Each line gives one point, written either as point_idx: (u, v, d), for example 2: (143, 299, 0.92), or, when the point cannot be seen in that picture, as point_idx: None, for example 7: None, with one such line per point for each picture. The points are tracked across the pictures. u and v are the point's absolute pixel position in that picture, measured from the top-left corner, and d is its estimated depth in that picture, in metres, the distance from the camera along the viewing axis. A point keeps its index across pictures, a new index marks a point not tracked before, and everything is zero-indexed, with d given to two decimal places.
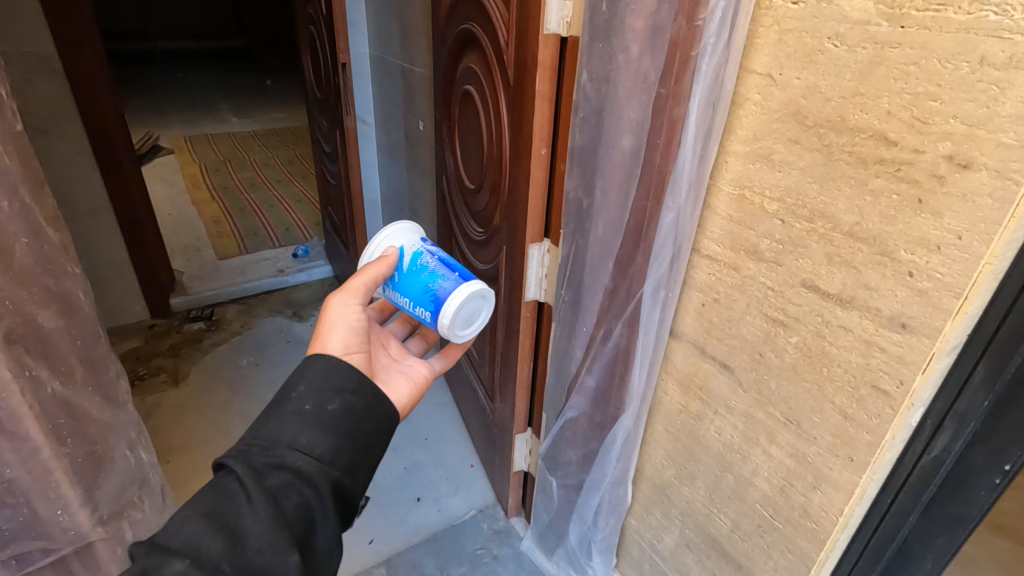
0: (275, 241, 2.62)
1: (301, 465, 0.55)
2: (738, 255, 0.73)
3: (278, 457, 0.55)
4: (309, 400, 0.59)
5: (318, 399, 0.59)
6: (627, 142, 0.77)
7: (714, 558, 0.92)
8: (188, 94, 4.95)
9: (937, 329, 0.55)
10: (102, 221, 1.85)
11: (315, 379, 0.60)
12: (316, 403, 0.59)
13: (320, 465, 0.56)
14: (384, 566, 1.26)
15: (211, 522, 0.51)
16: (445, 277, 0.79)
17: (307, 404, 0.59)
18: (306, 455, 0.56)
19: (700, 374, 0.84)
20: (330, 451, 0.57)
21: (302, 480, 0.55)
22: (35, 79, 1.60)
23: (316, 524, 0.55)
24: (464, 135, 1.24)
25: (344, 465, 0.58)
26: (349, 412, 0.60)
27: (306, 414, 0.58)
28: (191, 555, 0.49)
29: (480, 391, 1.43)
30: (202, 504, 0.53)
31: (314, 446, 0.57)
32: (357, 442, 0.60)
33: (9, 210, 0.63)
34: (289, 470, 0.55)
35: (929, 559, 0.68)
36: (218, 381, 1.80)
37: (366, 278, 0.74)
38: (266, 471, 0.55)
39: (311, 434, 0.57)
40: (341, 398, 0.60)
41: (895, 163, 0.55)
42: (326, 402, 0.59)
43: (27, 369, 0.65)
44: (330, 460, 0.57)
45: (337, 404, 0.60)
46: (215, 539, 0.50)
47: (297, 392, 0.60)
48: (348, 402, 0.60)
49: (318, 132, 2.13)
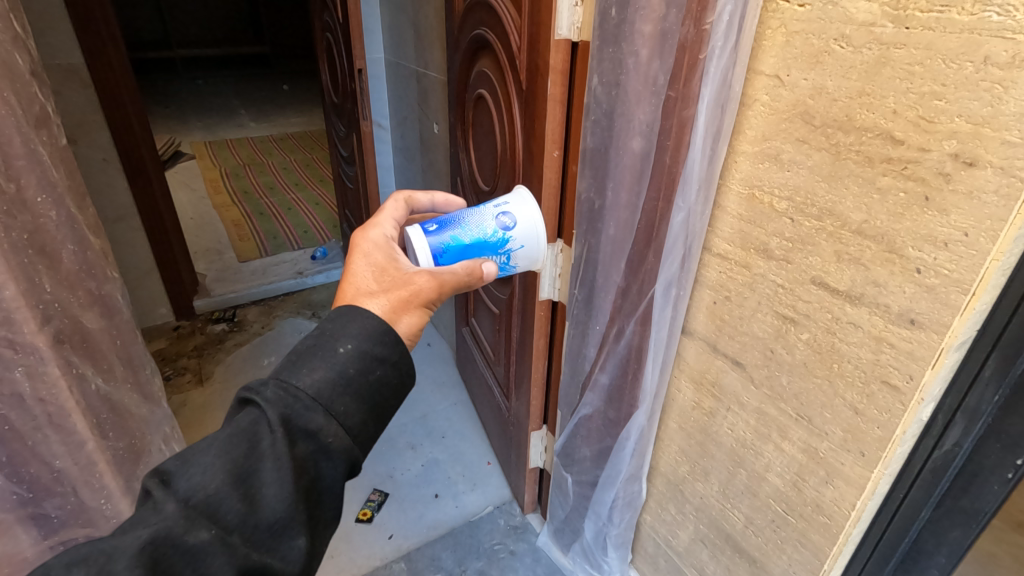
0: (294, 244, 2.68)
1: (333, 440, 0.52)
2: (749, 254, 0.74)
3: (313, 424, 0.51)
4: (354, 363, 0.54)
5: (363, 365, 0.54)
6: (638, 144, 0.79)
7: (728, 553, 0.93)
8: (207, 100, 5.05)
9: (945, 324, 0.56)
10: (131, 225, 1.91)
11: (363, 340, 0.55)
12: (360, 369, 0.54)
13: (347, 440, 0.53)
14: (403, 560, 1.29)
15: (238, 487, 0.48)
16: None
17: (349, 367, 0.54)
18: (340, 428, 0.52)
19: (712, 371, 0.86)
20: (359, 423, 0.54)
21: (323, 456, 0.52)
22: (67, 90, 1.66)
23: (323, 498, 0.53)
24: (478, 137, 1.26)
25: (364, 442, 0.55)
26: (384, 385, 0.56)
27: (348, 381, 0.53)
28: (216, 524, 0.46)
29: (496, 389, 1.45)
30: (231, 457, 0.49)
31: (347, 418, 0.53)
32: (380, 419, 0.56)
33: (56, 220, 0.67)
34: (315, 441, 0.52)
35: (942, 554, 0.68)
36: (241, 381, 1.84)
37: (457, 279, 0.68)
38: (296, 436, 0.51)
39: (348, 403, 0.53)
40: (381, 369, 0.56)
41: (902, 162, 0.55)
42: (370, 371, 0.55)
43: (75, 366, 0.69)
44: (356, 434, 0.54)
45: (377, 375, 0.55)
46: (236, 506, 0.48)
47: (345, 349, 0.54)
48: (386, 375, 0.56)
49: (336, 136, 2.17)
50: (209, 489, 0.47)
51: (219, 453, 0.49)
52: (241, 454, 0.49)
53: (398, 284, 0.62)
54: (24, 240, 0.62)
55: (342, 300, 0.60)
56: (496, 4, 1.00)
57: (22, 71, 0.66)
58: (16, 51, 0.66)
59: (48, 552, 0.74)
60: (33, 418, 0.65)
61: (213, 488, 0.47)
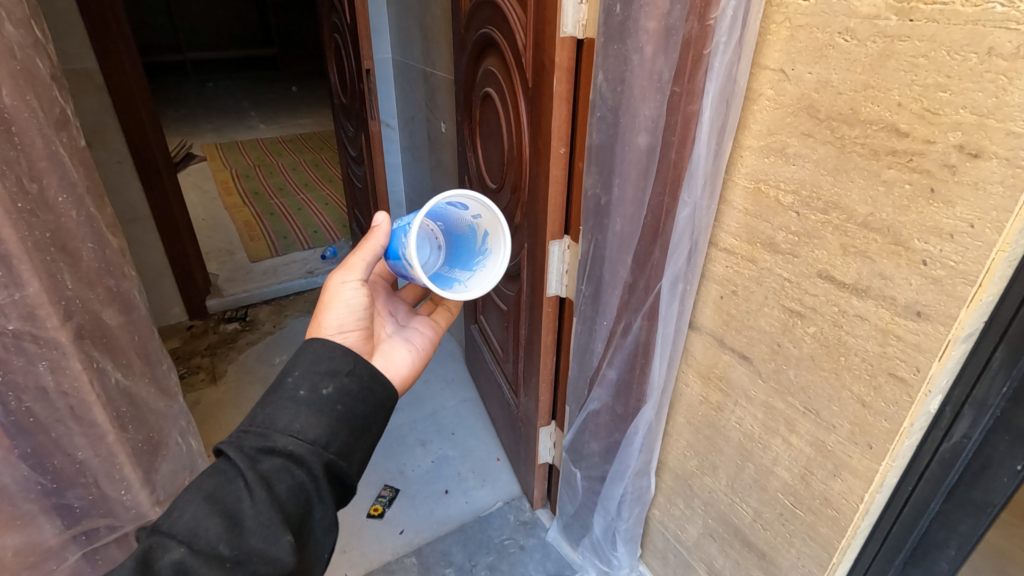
0: (304, 243, 2.71)
1: (293, 449, 0.54)
2: (756, 248, 0.74)
3: (270, 442, 0.54)
4: (303, 385, 0.58)
5: (311, 383, 0.58)
6: (643, 140, 0.79)
7: (737, 547, 0.94)
8: (217, 102, 5.09)
9: (951, 316, 0.56)
10: (145, 227, 1.94)
11: (308, 363, 0.59)
12: (311, 386, 0.58)
13: (314, 449, 0.55)
14: (414, 556, 1.30)
15: (214, 507, 0.51)
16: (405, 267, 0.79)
17: (301, 389, 0.57)
18: (298, 440, 0.55)
19: (719, 366, 0.86)
20: (325, 434, 0.56)
21: (295, 464, 0.54)
22: (83, 94, 1.69)
23: (313, 507, 0.55)
24: (485, 135, 1.27)
25: (339, 449, 0.57)
26: (344, 395, 0.59)
27: (301, 401, 0.57)
28: (189, 542, 0.48)
29: (505, 386, 1.46)
30: (201, 488, 0.52)
31: (308, 431, 0.56)
32: (352, 425, 0.59)
33: (77, 218, 0.69)
34: (279, 454, 0.54)
35: (953, 547, 0.68)
36: (253, 379, 1.87)
37: (367, 255, 0.72)
38: (258, 456, 0.54)
39: (305, 419, 0.56)
40: (335, 381, 0.59)
41: (907, 154, 0.55)
42: (319, 387, 0.58)
43: (95, 361, 0.71)
44: (324, 443, 0.56)
45: (331, 389, 0.59)
46: (214, 523, 0.50)
47: (291, 377, 0.59)
48: (342, 386, 0.59)
49: (344, 135, 2.18)
50: (185, 518, 0.50)
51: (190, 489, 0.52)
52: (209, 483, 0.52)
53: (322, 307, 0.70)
54: (47, 239, 0.64)
55: None
56: (502, 3, 1.01)
57: (43, 75, 0.68)
58: (36, 56, 0.67)
59: (71, 542, 0.76)
60: (56, 411, 0.67)
61: (188, 517, 0.50)
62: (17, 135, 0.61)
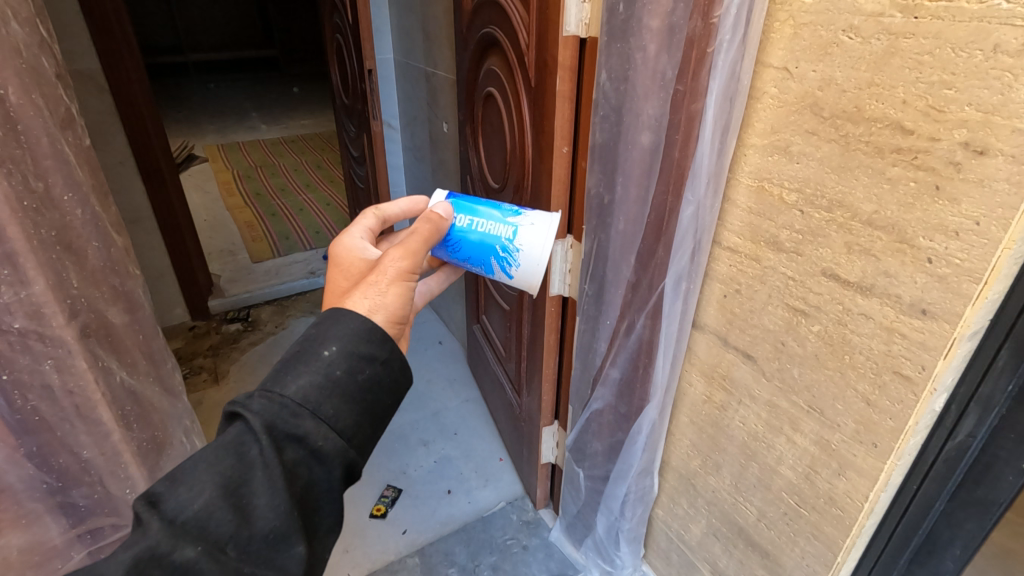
0: (306, 243, 2.71)
1: (323, 442, 0.52)
2: (759, 247, 0.74)
3: (301, 429, 0.51)
4: (340, 365, 0.54)
5: (348, 366, 0.55)
6: (646, 138, 0.79)
7: (741, 546, 0.93)
8: (218, 103, 5.10)
9: (957, 314, 0.56)
10: (148, 227, 1.94)
11: (347, 340, 0.55)
12: (349, 370, 0.54)
13: (341, 442, 0.53)
14: (417, 556, 1.30)
15: (228, 498, 0.49)
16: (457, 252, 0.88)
17: (337, 369, 0.54)
18: (329, 431, 0.52)
19: (723, 365, 0.86)
20: (352, 427, 0.54)
21: (316, 460, 0.52)
22: (87, 94, 1.69)
23: (321, 505, 0.54)
24: (487, 135, 1.27)
25: (360, 444, 0.55)
26: (375, 385, 0.56)
27: (334, 382, 0.53)
28: (201, 540, 0.47)
29: (508, 386, 1.46)
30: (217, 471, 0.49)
31: (337, 420, 0.53)
32: (376, 419, 0.57)
33: (83, 217, 0.69)
34: (306, 445, 0.52)
35: (958, 546, 0.68)
36: (255, 380, 1.87)
37: (423, 243, 0.68)
38: (283, 442, 0.51)
39: (338, 405, 0.53)
40: (372, 368, 0.56)
41: (912, 151, 0.55)
42: (356, 371, 0.55)
43: (101, 360, 0.71)
44: (350, 437, 0.54)
45: (366, 375, 0.55)
46: (228, 518, 0.48)
47: (329, 350, 0.55)
48: (376, 375, 0.56)
49: (346, 136, 2.19)
50: (195, 506, 0.48)
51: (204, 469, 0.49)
52: (231, 466, 0.50)
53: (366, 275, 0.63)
54: (52, 237, 0.64)
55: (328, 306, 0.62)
56: (505, 3, 1.01)
57: (48, 74, 0.68)
58: (42, 55, 0.68)
59: (76, 541, 0.76)
60: (61, 409, 0.67)
61: (200, 504, 0.48)
62: (23, 134, 0.61)
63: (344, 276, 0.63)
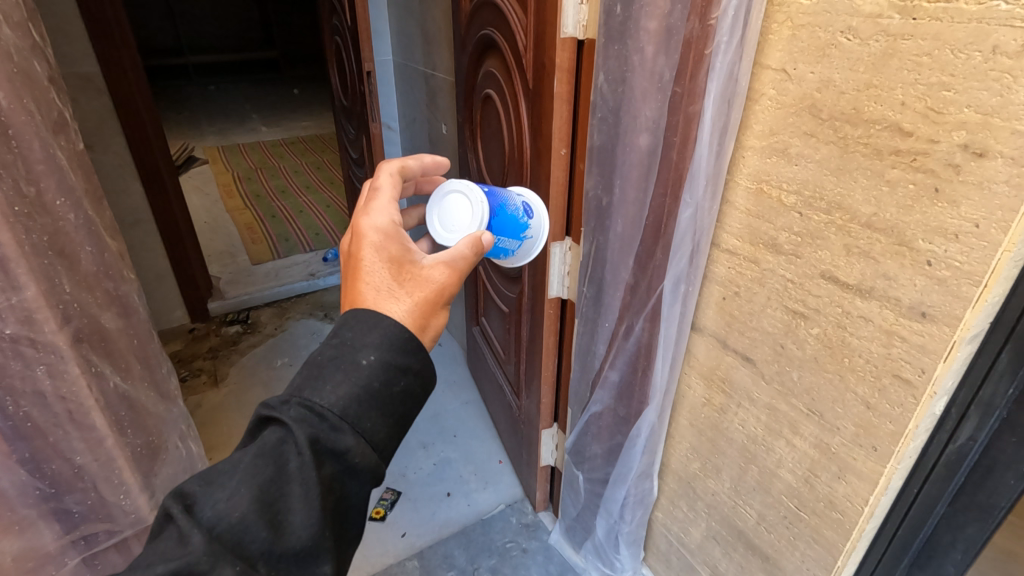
0: (305, 245, 2.71)
1: (360, 456, 0.51)
2: (758, 249, 0.74)
3: (340, 444, 0.51)
4: (378, 376, 0.54)
5: (387, 378, 0.54)
6: (645, 140, 0.79)
7: (741, 550, 0.93)
8: (218, 105, 5.11)
9: (957, 317, 0.55)
10: (147, 230, 1.94)
11: (387, 352, 0.55)
12: (386, 382, 0.54)
13: (375, 456, 0.53)
14: (416, 559, 1.29)
15: (265, 514, 0.48)
16: None
17: (375, 381, 0.53)
18: (366, 445, 0.52)
19: (722, 367, 0.85)
20: (385, 439, 0.54)
21: (350, 474, 0.52)
22: (85, 97, 1.69)
23: (349, 514, 0.54)
24: (486, 137, 1.27)
25: (389, 456, 0.55)
26: (408, 398, 0.56)
27: (372, 395, 0.53)
28: (239, 555, 0.47)
29: (507, 389, 1.46)
30: (256, 483, 0.49)
31: (373, 433, 0.53)
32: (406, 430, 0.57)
33: (75, 222, 0.69)
34: (344, 459, 0.51)
35: (959, 550, 0.68)
36: (255, 382, 1.87)
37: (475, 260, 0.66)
38: (323, 457, 0.51)
39: (373, 417, 0.53)
40: (405, 379, 0.55)
41: (911, 153, 0.55)
42: (393, 383, 0.54)
43: (94, 365, 0.71)
44: (382, 450, 0.54)
45: (401, 386, 0.55)
46: (263, 533, 0.48)
47: (368, 361, 0.54)
48: (410, 387, 0.56)
49: (345, 137, 2.19)
50: (233, 518, 0.47)
51: (243, 480, 0.49)
52: (269, 479, 0.49)
53: (418, 282, 0.59)
54: (44, 242, 0.64)
55: (362, 301, 0.57)
56: (503, 4, 1.01)
57: (40, 78, 0.68)
58: (34, 59, 0.67)
59: (70, 547, 0.76)
60: (54, 415, 0.67)
61: (237, 516, 0.47)
62: (14, 138, 0.61)
63: (396, 275, 0.59)
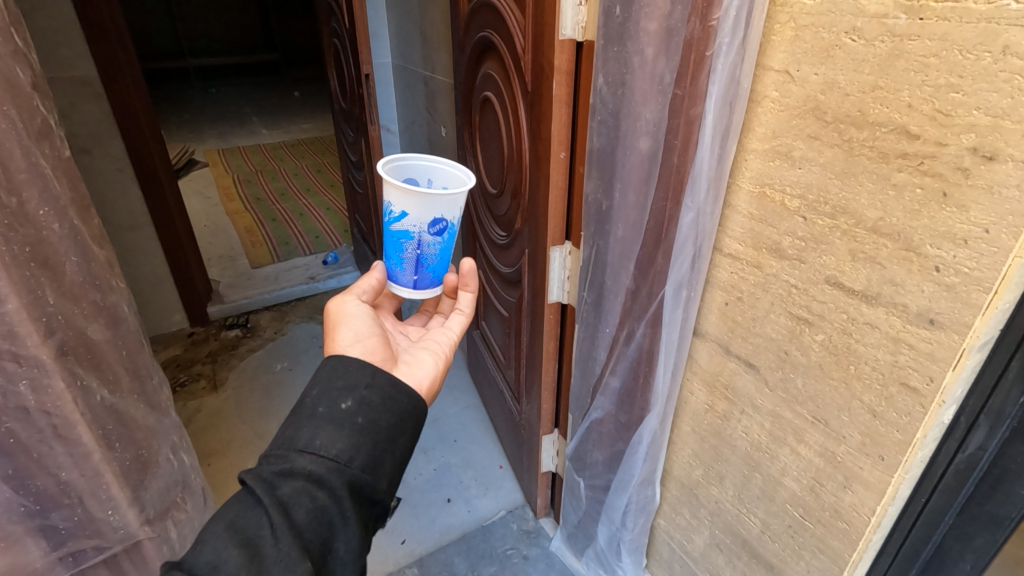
0: (305, 248, 2.70)
1: (313, 469, 0.54)
2: (761, 254, 0.73)
3: (289, 464, 0.54)
4: (322, 402, 0.58)
5: (330, 400, 0.58)
6: (645, 144, 0.78)
7: (744, 559, 0.91)
8: (219, 108, 5.10)
9: (966, 324, 0.54)
10: (145, 234, 1.93)
11: (326, 381, 0.60)
12: (330, 404, 0.58)
13: (336, 466, 0.55)
14: (416, 566, 1.28)
15: (232, 535, 0.50)
16: (402, 270, 0.80)
17: (320, 406, 0.58)
18: (319, 458, 0.54)
19: (725, 373, 0.84)
20: (346, 449, 0.56)
21: (316, 486, 0.53)
22: (81, 102, 1.69)
23: (335, 529, 0.53)
24: (485, 140, 1.25)
25: (362, 464, 0.56)
26: (364, 408, 0.58)
27: (320, 417, 0.57)
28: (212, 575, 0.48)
29: (508, 394, 1.44)
30: (222, 514, 0.52)
31: (328, 447, 0.55)
32: (376, 437, 0.58)
33: (59, 231, 0.68)
34: (299, 476, 0.53)
35: (969, 561, 0.66)
36: (253, 387, 1.86)
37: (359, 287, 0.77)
38: (278, 480, 0.53)
39: (325, 434, 0.56)
40: (355, 394, 0.59)
41: (918, 157, 0.54)
42: (339, 402, 0.58)
43: (80, 378, 0.69)
44: (346, 459, 0.55)
45: (350, 402, 0.58)
46: (234, 552, 0.49)
47: (311, 396, 0.59)
48: (362, 399, 0.59)
49: (344, 140, 2.17)
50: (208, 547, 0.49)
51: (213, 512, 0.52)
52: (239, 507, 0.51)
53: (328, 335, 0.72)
54: (26, 253, 0.63)
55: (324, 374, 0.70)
56: (501, 6, 1.00)
57: (24, 86, 0.67)
58: (18, 65, 0.66)
59: (58, 563, 0.75)
60: (39, 431, 0.66)
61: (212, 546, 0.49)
62: None
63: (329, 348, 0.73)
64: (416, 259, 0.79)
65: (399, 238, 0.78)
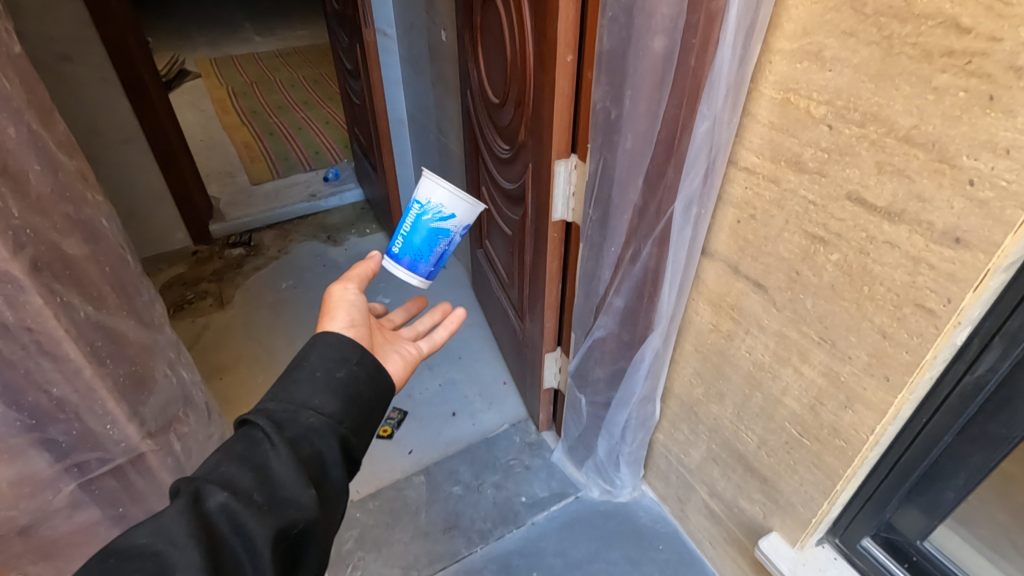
0: (305, 164, 2.63)
1: (313, 421, 0.54)
2: (779, 167, 0.68)
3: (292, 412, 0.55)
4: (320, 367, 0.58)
5: (328, 366, 0.58)
6: (659, 43, 0.68)
7: (739, 472, 0.94)
8: (207, 12, 4.80)
9: (995, 243, 0.51)
10: (137, 149, 1.87)
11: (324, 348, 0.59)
12: (326, 369, 0.58)
13: (331, 424, 0.55)
14: (422, 474, 1.34)
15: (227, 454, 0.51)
16: (425, 261, 0.94)
17: (318, 370, 0.58)
18: (318, 413, 0.55)
19: (732, 294, 0.82)
20: (340, 411, 0.56)
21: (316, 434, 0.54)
22: (53, 3, 1.57)
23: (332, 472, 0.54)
24: (486, 43, 1.16)
25: (351, 427, 0.57)
26: (354, 380, 0.59)
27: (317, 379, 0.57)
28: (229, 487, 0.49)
29: (511, 311, 1.44)
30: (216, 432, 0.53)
31: (325, 406, 0.56)
32: (359, 407, 0.58)
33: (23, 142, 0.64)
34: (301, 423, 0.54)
35: (962, 477, 0.67)
36: (260, 305, 1.87)
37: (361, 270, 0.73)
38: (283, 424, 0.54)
39: (322, 395, 0.56)
40: (346, 366, 0.59)
41: (966, 54, 0.48)
42: (334, 370, 0.58)
43: (59, 295, 0.64)
44: (340, 420, 0.56)
45: (344, 372, 0.58)
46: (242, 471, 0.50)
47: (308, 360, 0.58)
48: (353, 372, 0.59)
49: (339, 46, 2.04)
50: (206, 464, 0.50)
51: None
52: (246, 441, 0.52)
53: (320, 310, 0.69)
54: None
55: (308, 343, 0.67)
56: None
57: None
58: None
59: None
60: None
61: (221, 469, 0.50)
62: None
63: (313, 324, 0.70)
64: (442, 252, 0.95)
65: (439, 235, 0.92)
